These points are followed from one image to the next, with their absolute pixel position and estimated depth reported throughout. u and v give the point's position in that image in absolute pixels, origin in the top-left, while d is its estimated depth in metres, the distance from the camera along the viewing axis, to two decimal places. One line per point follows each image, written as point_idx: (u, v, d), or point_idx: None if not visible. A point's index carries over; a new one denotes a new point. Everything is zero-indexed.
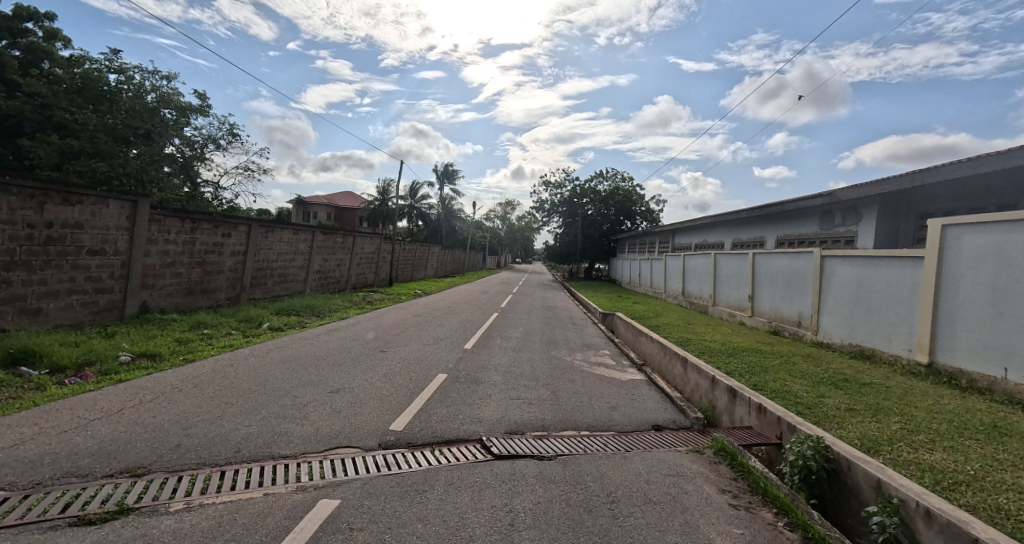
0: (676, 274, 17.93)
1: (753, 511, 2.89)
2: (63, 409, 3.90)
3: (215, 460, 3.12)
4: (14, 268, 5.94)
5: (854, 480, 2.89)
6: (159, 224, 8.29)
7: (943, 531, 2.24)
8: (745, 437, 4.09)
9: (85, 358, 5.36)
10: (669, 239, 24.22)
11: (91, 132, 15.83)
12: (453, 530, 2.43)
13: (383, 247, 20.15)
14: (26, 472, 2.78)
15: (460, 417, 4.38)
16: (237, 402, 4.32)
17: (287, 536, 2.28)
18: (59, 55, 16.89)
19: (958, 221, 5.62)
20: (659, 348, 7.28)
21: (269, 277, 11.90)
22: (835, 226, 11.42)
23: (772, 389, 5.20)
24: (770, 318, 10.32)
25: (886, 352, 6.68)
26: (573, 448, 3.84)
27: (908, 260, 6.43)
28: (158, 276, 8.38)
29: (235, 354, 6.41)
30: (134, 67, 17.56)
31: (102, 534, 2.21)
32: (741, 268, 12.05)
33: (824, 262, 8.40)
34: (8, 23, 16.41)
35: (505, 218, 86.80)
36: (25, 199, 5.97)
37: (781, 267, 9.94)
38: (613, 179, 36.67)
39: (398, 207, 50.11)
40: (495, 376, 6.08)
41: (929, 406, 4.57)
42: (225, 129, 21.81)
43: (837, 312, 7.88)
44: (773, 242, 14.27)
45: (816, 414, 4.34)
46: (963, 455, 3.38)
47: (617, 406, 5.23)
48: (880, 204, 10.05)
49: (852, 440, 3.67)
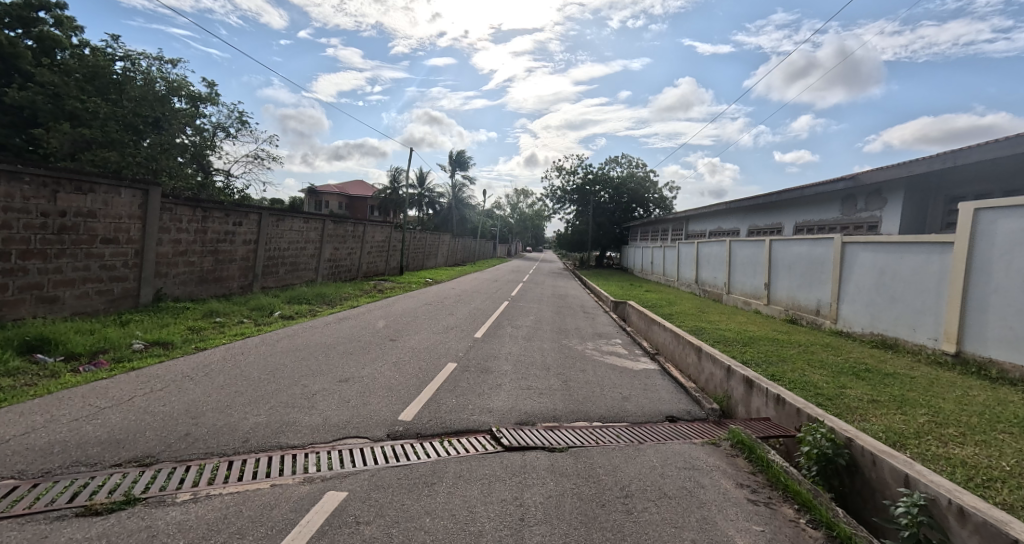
0: (689, 262, 17.69)
1: (773, 507, 2.77)
2: (76, 396, 3.94)
3: (224, 450, 3.09)
4: (31, 256, 5.99)
5: (880, 475, 2.75)
6: (170, 213, 8.31)
7: (978, 531, 2.10)
8: (763, 428, 3.95)
9: (100, 346, 5.42)
10: (683, 227, 23.89)
11: (102, 121, 16.05)
12: (463, 525, 2.35)
13: (395, 236, 20.22)
14: (36, 461, 2.78)
15: (470, 407, 4.32)
16: (247, 391, 4.30)
17: (293, 529, 2.23)
18: (69, 45, 17.29)
19: (991, 204, 5.33)
20: (672, 337, 7.12)
21: (281, 265, 11.97)
22: (857, 211, 11.11)
23: (791, 379, 5.04)
24: (786, 306, 10.08)
25: (910, 341, 6.45)
26: (585, 440, 3.76)
27: (936, 246, 6.17)
28: (172, 265, 8.45)
29: (246, 342, 6.43)
30: (142, 56, 17.70)
31: (107, 525, 2.18)
32: (757, 255, 11.76)
33: (845, 248, 8.10)
34: (21, 12, 16.67)
35: (515, 206, 86.46)
36: (37, 188, 5.97)
37: (800, 253, 9.64)
38: (627, 167, 36.30)
39: (410, 195, 50.24)
40: (505, 365, 6.02)
41: (957, 398, 4.37)
42: (235, 117, 21.91)
43: (859, 298, 7.63)
44: (790, 230, 13.97)
45: (836, 406, 4.18)
46: (997, 451, 3.20)
47: (630, 396, 5.13)
48: (906, 189, 9.71)
49: (876, 433, 3.52)
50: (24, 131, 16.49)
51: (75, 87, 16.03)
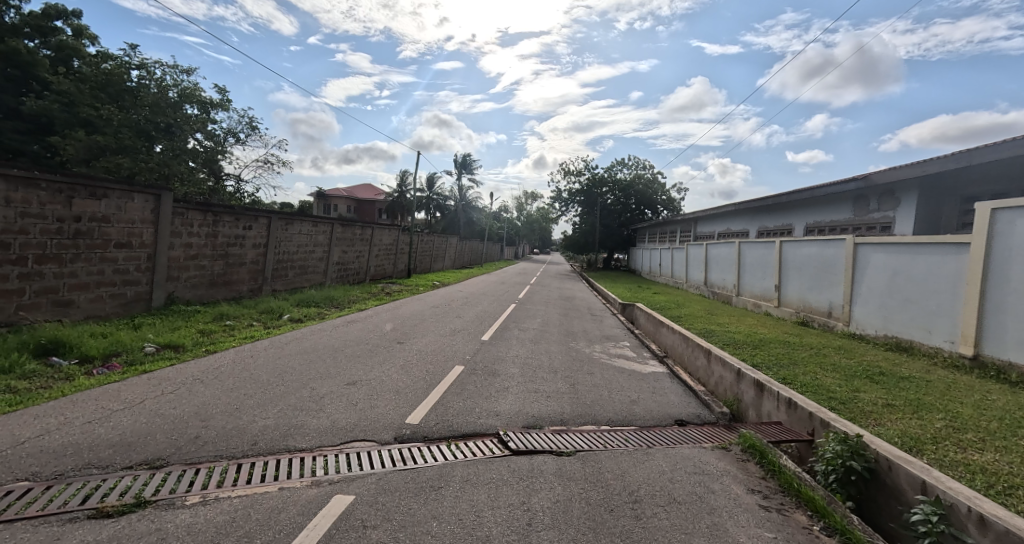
0: (698, 263, 17.54)
1: (786, 513, 2.72)
2: (89, 399, 3.99)
3: (233, 452, 3.12)
4: (47, 261, 6.10)
5: (896, 481, 2.70)
6: (181, 217, 8.41)
7: (999, 540, 2.04)
8: (774, 433, 3.89)
9: (112, 350, 5.48)
10: (691, 228, 23.74)
11: (115, 128, 16.28)
12: (469, 530, 2.34)
13: (402, 239, 20.31)
14: (49, 463, 2.81)
15: (477, 411, 4.30)
16: (256, 394, 4.34)
17: (300, 533, 2.23)
18: (86, 53, 17.75)
19: (1008, 204, 5.23)
20: (680, 340, 7.08)
21: (291, 268, 12.06)
22: (869, 212, 10.95)
23: (803, 382, 4.97)
24: (798, 308, 9.95)
25: (925, 344, 6.34)
26: (593, 444, 3.73)
27: (951, 247, 6.06)
28: (182, 269, 8.54)
29: (255, 345, 6.48)
30: (154, 63, 17.98)
31: (118, 528, 2.20)
32: (767, 256, 11.62)
33: (857, 249, 7.99)
34: (39, 22, 17.12)
35: (522, 208, 86.62)
36: (53, 194, 6.08)
37: (811, 255, 9.51)
38: (633, 168, 36.28)
39: (417, 198, 50.48)
40: (512, 368, 6.00)
41: (975, 402, 4.28)
42: (246, 122, 22.17)
43: (872, 301, 7.51)
44: (801, 231, 13.78)
45: (850, 410, 4.11)
46: (1018, 457, 3.12)
47: (638, 400, 5.08)
48: (920, 188, 9.54)
49: (892, 438, 3.45)
50: (41, 139, 16.86)
51: (89, 95, 16.32)
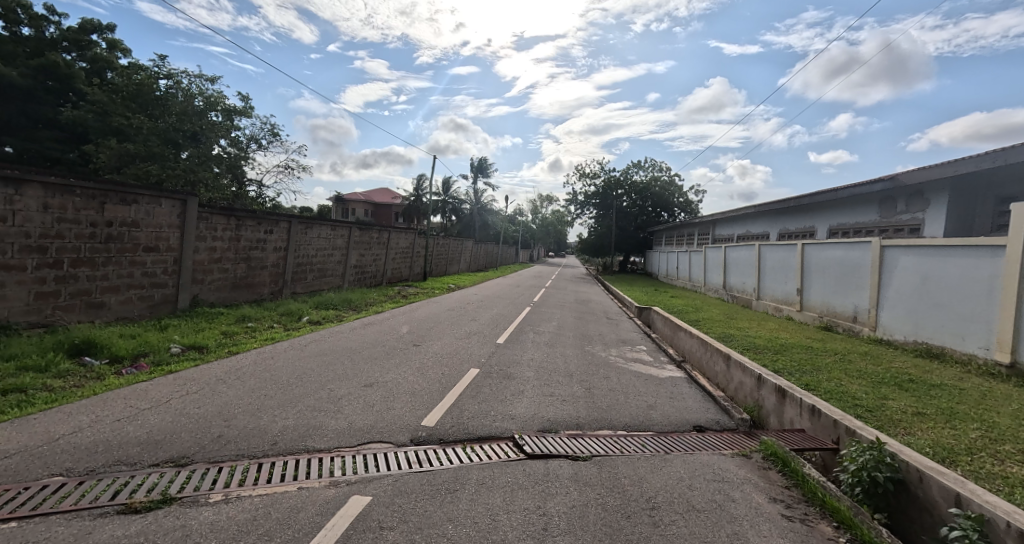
0: (716, 266, 17.25)
1: (810, 524, 2.65)
2: (118, 398, 4.11)
3: (254, 452, 3.18)
4: (81, 264, 6.33)
5: (927, 493, 2.60)
6: (206, 222, 8.64)
7: None
8: (797, 440, 3.79)
9: (140, 350, 5.64)
10: (710, 230, 23.38)
11: (144, 136, 16.83)
12: (485, 533, 2.33)
13: (418, 242, 20.49)
14: (82, 459, 2.91)
15: (492, 414, 4.29)
16: (276, 394, 4.42)
17: (318, 532, 2.26)
18: (119, 65, 18.44)
19: None
20: (699, 345, 6.96)
21: (310, 271, 12.27)
22: (896, 214, 10.63)
23: (827, 389, 4.84)
24: (821, 313, 9.70)
25: (957, 350, 6.12)
26: (609, 449, 3.69)
27: (985, 250, 5.85)
28: (207, 272, 8.76)
29: (276, 347, 6.60)
30: (181, 73, 18.57)
31: (146, 523, 2.26)
32: (789, 259, 11.37)
33: (883, 252, 7.76)
34: (75, 36, 17.86)
35: (537, 212, 86.57)
36: (87, 200, 6.31)
37: (835, 257, 9.27)
38: (649, 171, 35.97)
39: (433, 202, 50.87)
40: (528, 371, 5.98)
41: (1012, 411, 4.11)
42: (268, 129, 22.71)
43: (899, 305, 7.28)
44: (824, 233, 13.46)
45: (878, 418, 3.98)
46: None
47: (655, 405, 5.01)
48: (950, 189, 9.23)
49: (923, 448, 3.33)
50: (75, 147, 17.56)
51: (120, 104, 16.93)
